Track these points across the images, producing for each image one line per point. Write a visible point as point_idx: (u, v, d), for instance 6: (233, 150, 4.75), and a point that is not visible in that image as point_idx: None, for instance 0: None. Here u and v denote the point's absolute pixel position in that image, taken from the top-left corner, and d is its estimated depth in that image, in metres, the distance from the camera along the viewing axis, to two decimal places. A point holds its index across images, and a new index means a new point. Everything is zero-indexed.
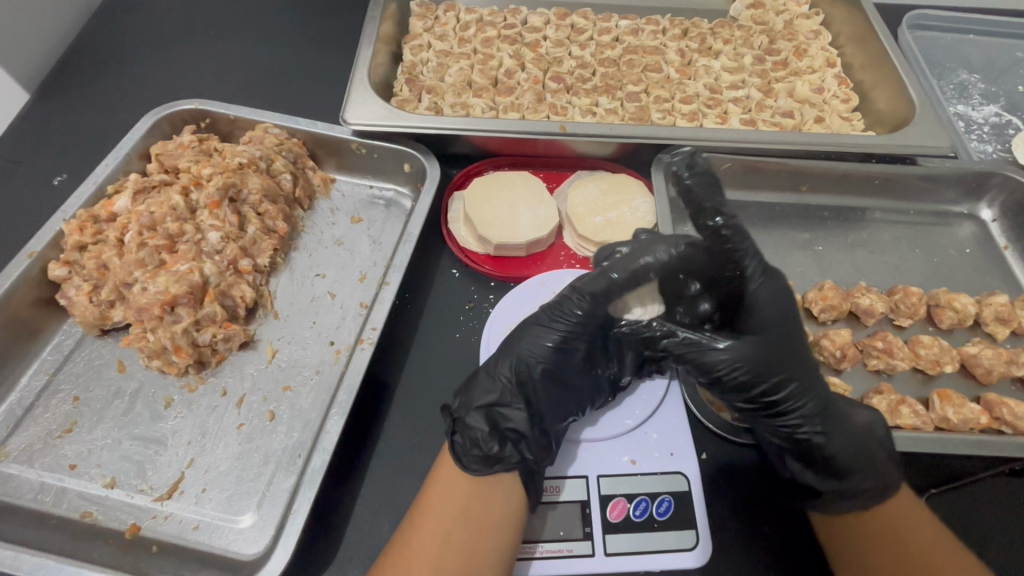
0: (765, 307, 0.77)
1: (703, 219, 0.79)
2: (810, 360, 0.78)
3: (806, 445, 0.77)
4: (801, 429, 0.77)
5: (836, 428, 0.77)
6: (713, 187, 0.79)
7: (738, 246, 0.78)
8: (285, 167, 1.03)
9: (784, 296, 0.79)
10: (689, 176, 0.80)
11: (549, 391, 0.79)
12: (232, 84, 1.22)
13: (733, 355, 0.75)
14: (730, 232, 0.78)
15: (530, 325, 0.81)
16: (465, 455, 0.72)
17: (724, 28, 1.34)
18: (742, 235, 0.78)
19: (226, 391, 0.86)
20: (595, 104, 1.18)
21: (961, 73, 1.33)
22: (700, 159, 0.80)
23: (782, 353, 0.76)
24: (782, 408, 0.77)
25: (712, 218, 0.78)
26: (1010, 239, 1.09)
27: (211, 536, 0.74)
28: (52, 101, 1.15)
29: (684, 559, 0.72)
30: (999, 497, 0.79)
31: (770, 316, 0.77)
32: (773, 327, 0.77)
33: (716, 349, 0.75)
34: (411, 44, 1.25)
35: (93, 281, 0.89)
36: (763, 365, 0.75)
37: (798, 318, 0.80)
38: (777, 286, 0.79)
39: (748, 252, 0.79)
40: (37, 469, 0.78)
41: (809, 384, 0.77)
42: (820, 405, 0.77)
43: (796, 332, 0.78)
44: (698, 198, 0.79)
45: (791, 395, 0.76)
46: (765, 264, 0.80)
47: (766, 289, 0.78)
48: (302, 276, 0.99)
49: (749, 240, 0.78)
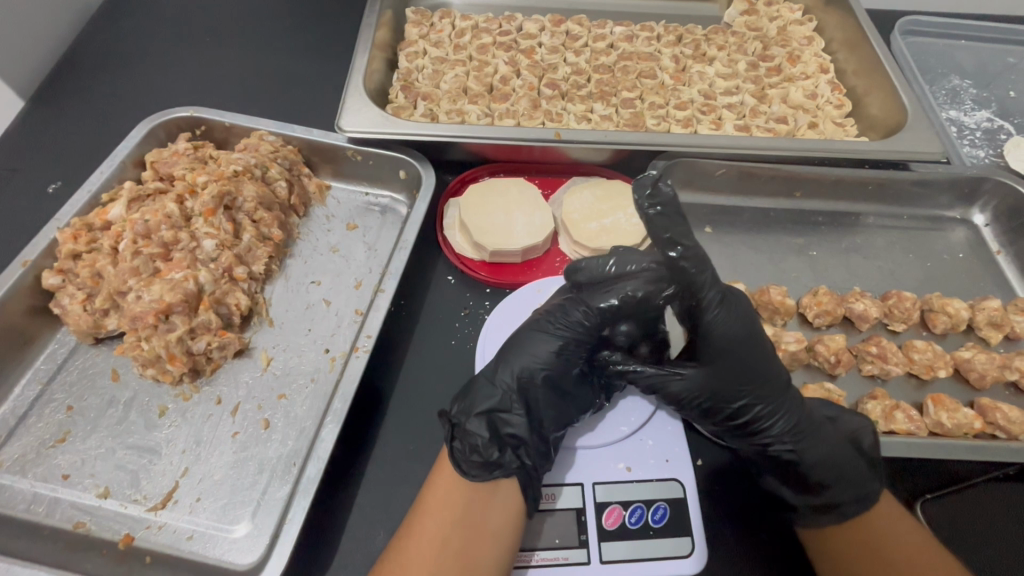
0: (722, 336, 0.75)
1: (661, 248, 0.73)
2: (773, 382, 0.77)
3: (779, 461, 0.78)
4: (770, 447, 0.78)
5: (809, 444, 0.77)
6: (678, 216, 0.73)
7: (697, 277, 0.74)
8: (280, 175, 1.03)
9: (741, 322, 0.76)
10: (652, 206, 0.73)
11: (549, 400, 0.78)
12: (227, 92, 1.22)
13: (693, 384, 0.76)
14: (688, 261, 0.73)
15: (535, 333, 0.80)
16: (465, 461, 0.72)
17: (718, 34, 1.35)
18: (702, 263, 0.74)
19: (220, 400, 0.85)
20: (590, 110, 1.19)
21: (952, 78, 1.34)
22: (665, 187, 0.73)
23: (739, 378, 0.76)
24: (748, 429, 0.78)
25: (673, 246, 0.73)
26: (1002, 244, 1.10)
27: (205, 546, 0.73)
28: (47, 109, 1.15)
29: (679, 566, 0.72)
30: (993, 502, 0.79)
31: (727, 344, 0.75)
32: (730, 354, 0.76)
33: (677, 380, 0.76)
34: (406, 51, 1.25)
35: (87, 290, 0.89)
36: (720, 391, 0.76)
37: (762, 339, 0.78)
38: (733, 310, 0.76)
39: (707, 280, 0.75)
40: (30, 479, 0.77)
41: (772, 405, 0.77)
42: (790, 423, 0.77)
43: (757, 353, 0.77)
44: (660, 228, 0.73)
45: (756, 417, 0.77)
46: (724, 290, 0.76)
47: (724, 316, 0.75)
48: (297, 283, 0.99)
49: (709, 269, 0.74)
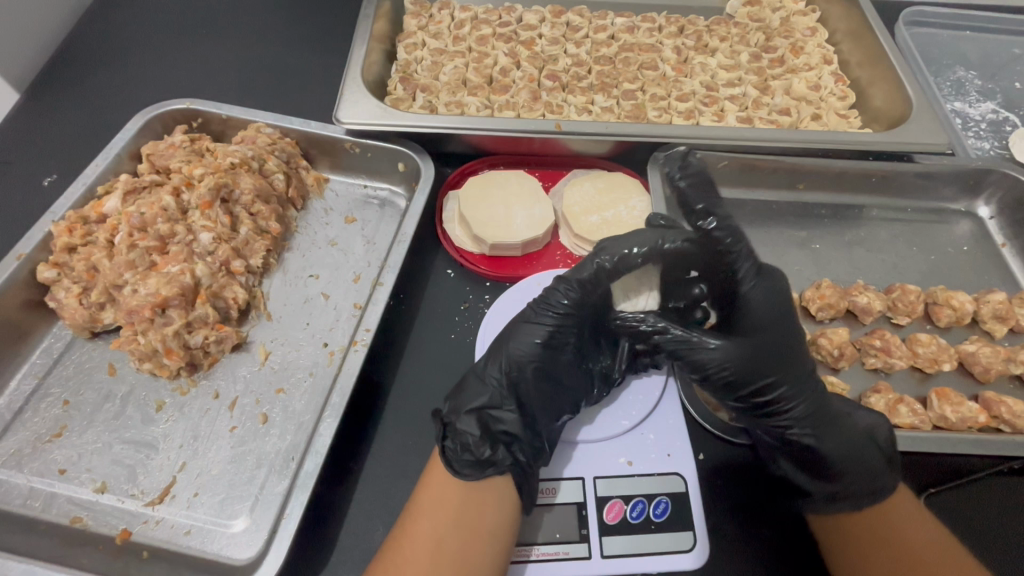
0: (756, 306, 0.79)
1: (694, 218, 0.84)
2: (801, 364, 0.78)
3: (795, 447, 0.77)
4: (790, 430, 0.77)
5: (828, 432, 0.77)
6: (707, 188, 0.86)
7: (732, 245, 0.81)
8: (278, 167, 1.02)
9: (775, 299, 0.80)
10: (682, 176, 0.87)
11: (539, 392, 0.78)
12: (224, 84, 1.21)
13: (723, 355, 0.76)
14: (723, 232, 0.81)
15: (518, 323, 0.81)
16: (457, 460, 0.70)
17: (720, 25, 1.33)
18: (737, 235, 0.81)
19: (218, 395, 0.85)
20: (591, 102, 1.18)
21: (957, 69, 1.33)
22: (693, 162, 0.89)
23: (772, 355, 0.77)
24: (770, 409, 0.77)
25: (704, 218, 0.83)
26: (1008, 236, 1.09)
27: (203, 541, 0.73)
28: (41, 102, 1.14)
29: (682, 561, 0.71)
30: (999, 497, 0.78)
31: (761, 315, 0.79)
32: (764, 326, 0.78)
33: (707, 349, 0.76)
34: (404, 42, 1.24)
35: (83, 283, 0.88)
36: (751, 366, 0.76)
37: (794, 324, 0.80)
38: (769, 286, 0.81)
39: (742, 252, 0.81)
40: (26, 474, 0.77)
41: (799, 387, 0.77)
42: (812, 408, 0.77)
43: (789, 331, 0.79)
44: (692, 199, 0.85)
45: (781, 397, 0.77)
46: (759, 264, 0.82)
47: (762, 287, 0.80)
48: (296, 277, 0.98)
49: (744, 241, 0.81)
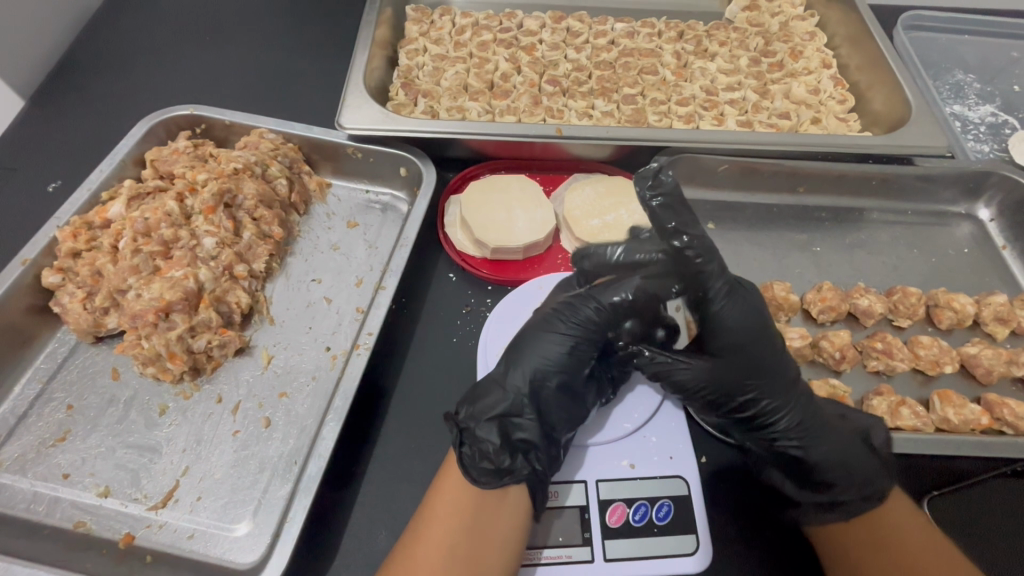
0: (729, 327, 0.75)
1: (665, 239, 0.74)
2: (783, 377, 0.77)
3: (784, 456, 0.78)
4: (776, 441, 0.78)
5: (816, 442, 0.77)
6: (683, 207, 0.74)
7: (704, 267, 0.74)
8: (281, 173, 1.02)
9: (753, 314, 0.76)
10: (654, 197, 0.73)
11: (561, 403, 0.77)
12: (227, 90, 1.22)
13: (698, 373, 0.76)
14: (694, 250, 0.73)
15: (541, 333, 0.80)
16: (473, 467, 0.71)
17: (719, 30, 1.34)
18: (709, 253, 0.74)
19: (221, 399, 0.85)
20: (591, 107, 1.18)
21: (956, 73, 1.34)
22: (666, 178, 0.73)
23: (749, 370, 0.76)
24: (753, 421, 0.78)
25: (677, 236, 0.73)
26: (1008, 238, 1.09)
27: (206, 545, 0.73)
28: (46, 108, 1.15)
29: (685, 564, 0.71)
30: (1002, 499, 0.78)
31: (737, 335, 0.75)
32: (739, 346, 0.75)
33: (682, 367, 0.77)
34: (406, 49, 1.25)
35: (87, 288, 0.89)
36: (727, 381, 0.77)
37: (774, 336, 0.77)
38: (745, 303, 0.76)
39: (715, 270, 0.74)
40: (30, 478, 0.77)
41: (782, 400, 0.77)
42: (796, 420, 0.77)
43: (769, 346, 0.76)
44: (663, 219, 0.73)
45: (762, 410, 0.77)
46: (733, 281, 0.76)
47: (735, 308, 0.75)
48: (298, 281, 0.98)
49: (716, 259, 0.74)
